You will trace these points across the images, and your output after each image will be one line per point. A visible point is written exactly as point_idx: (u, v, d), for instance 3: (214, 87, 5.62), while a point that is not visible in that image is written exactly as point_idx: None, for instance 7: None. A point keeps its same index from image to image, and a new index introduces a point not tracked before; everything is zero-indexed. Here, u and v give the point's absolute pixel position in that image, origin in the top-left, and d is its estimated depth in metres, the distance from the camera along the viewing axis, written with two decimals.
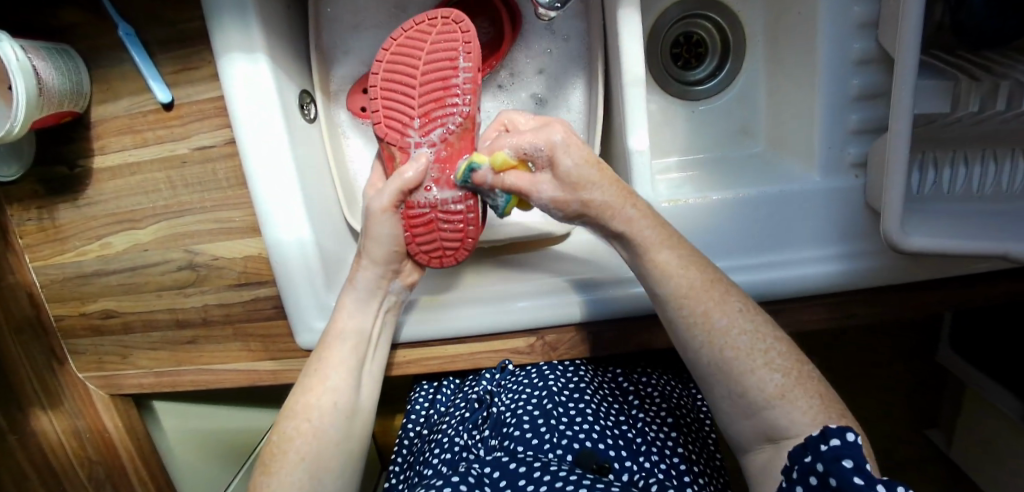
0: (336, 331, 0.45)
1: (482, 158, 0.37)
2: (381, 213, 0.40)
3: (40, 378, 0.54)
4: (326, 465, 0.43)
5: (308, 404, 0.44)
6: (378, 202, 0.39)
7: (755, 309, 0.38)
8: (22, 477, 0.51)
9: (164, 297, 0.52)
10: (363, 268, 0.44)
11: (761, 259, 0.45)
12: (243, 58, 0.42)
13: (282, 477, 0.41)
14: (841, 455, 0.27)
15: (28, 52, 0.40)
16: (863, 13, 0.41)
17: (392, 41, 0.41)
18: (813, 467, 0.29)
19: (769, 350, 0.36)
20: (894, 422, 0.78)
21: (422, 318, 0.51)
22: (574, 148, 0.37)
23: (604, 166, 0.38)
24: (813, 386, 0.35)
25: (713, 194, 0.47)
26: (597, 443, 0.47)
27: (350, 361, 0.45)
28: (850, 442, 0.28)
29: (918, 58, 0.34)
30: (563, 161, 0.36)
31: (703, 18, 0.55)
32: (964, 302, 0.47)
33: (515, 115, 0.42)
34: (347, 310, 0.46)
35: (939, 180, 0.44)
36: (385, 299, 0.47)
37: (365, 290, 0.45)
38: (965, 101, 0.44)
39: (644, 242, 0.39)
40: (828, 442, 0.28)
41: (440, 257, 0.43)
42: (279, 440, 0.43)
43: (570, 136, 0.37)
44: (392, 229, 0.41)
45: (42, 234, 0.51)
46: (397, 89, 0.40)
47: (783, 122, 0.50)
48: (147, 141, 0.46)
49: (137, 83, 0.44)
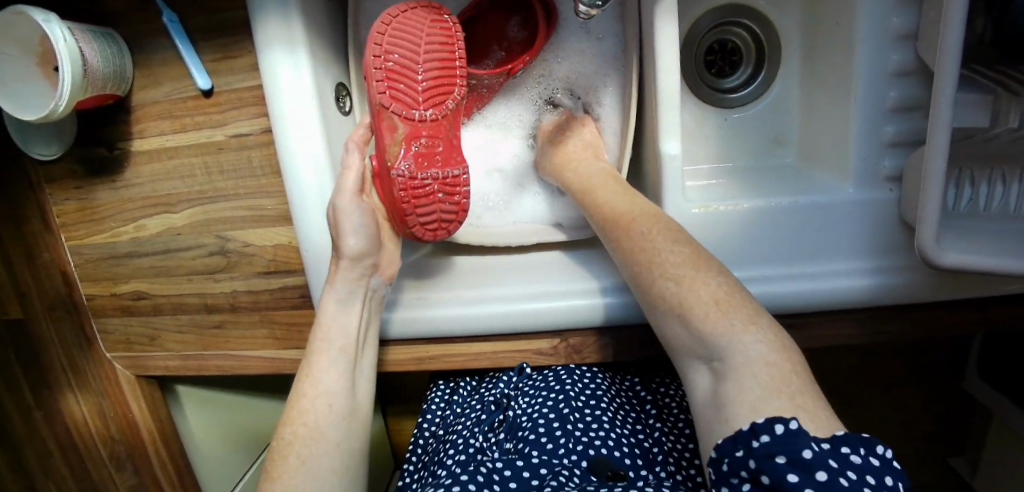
0: (322, 340, 0.45)
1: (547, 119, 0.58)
2: (354, 204, 0.43)
3: (70, 358, 0.55)
4: (325, 468, 0.42)
5: (304, 410, 0.44)
6: (346, 198, 0.42)
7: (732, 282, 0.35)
8: (44, 454, 0.54)
9: (194, 282, 0.53)
10: (341, 269, 0.44)
11: (778, 271, 0.45)
12: (283, 50, 0.42)
13: (285, 481, 0.40)
14: (772, 452, 0.27)
15: (76, 35, 0.41)
16: (903, 23, 0.41)
17: (385, 19, 0.40)
18: (744, 463, 0.28)
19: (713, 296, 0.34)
20: (916, 440, 0.77)
21: (414, 308, 0.51)
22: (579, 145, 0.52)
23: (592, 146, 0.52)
24: (775, 340, 0.32)
25: (744, 201, 0.46)
26: (612, 451, 0.47)
27: (341, 365, 0.45)
28: (783, 435, 0.27)
29: (960, 68, 0.34)
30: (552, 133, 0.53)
31: (738, 25, 0.55)
32: (997, 322, 0.46)
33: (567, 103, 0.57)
34: (328, 314, 0.45)
35: (975, 197, 0.44)
36: (366, 296, 0.47)
37: (345, 290, 0.45)
38: (1005, 117, 0.44)
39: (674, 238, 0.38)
40: (759, 439, 0.27)
41: (431, 230, 0.44)
42: (281, 446, 0.42)
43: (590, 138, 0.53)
44: (365, 219, 0.43)
45: (79, 214, 0.52)
46: (402, 66, 0.40)
47: (818, 133, 0.50)
48: (185, 127, 0.47)
49: (179, 70, 0.45)
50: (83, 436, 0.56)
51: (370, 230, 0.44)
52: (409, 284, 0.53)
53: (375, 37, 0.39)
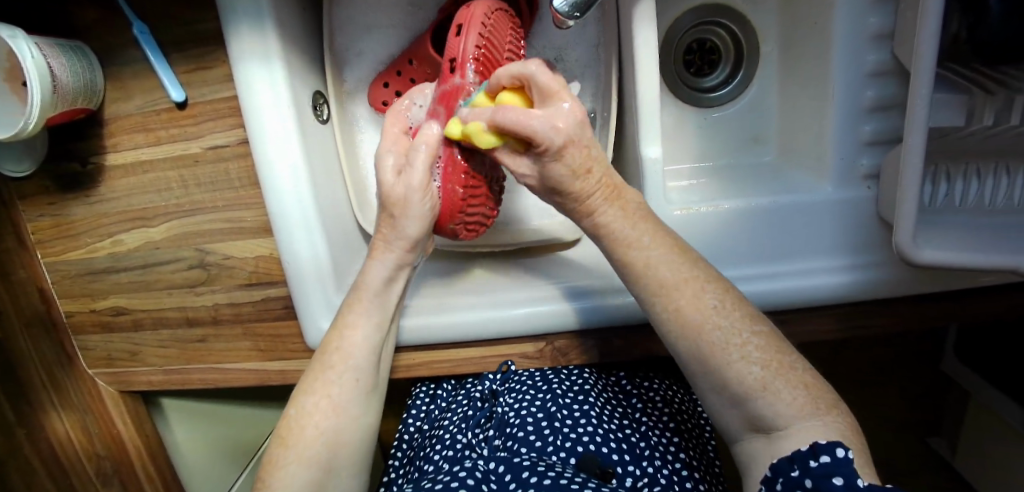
0: (360, 314, 0.45)
1: (478, 128, 0.35)
2: (423, 190, 0.39)
3: (51, 376, 0.54)
4: (342, 440, 0.44)
5: (327, 382, 0.44)
6: (417, 180, 0.39)
7: (733, 304, 0.37)
8: (28, 472, 0.52)
9: (174, 296, 0.52)
10: (389, 251, 0.44)
11: (755, 269, 0.45)
12: (259, 62, 0.42)
13: (299, 450, 0.42)
14: (829, 472, 0.27)
15: (43, 50, 0.40)
16: (878, 24, 0.41)
17: (485, 18, 0.40)
18: (801, 482, 0.29)
19: (746, 342, 0.35)
20: (899, 427, 0.78)
21: (422, 316, 0.51)
22: (573, 151, 0.35)
23: (596, 166, 0.37)
24: (796, 376, 0.35)
25: (723, 202, 0.47)
26: (599, 447, 0.48)
27: (373, 341, 0.45)
28: (840, 459, 0.28)
29: (934, 70, 0.34)
30: (551, 166, 0.35)
31: (717, 25, 0.55)
32: (971, 314, 0.47)
33: (535, 71, 0.35)
34: (372, 290, 0.44)
35: (951, 193, 0.44)
36: (408, 274, 0.46)
37: (392, 266, 0.44)
38: (980, 115, 0.45)
39: (645, 255, 0.38)
40: (818, 458, 0.28)
41: (470, 229, 0.44)
42: (296, 416, 0.43)
43: (571, 135, 0.34)
44: (428, 204, 0.40)
45: (54, 230, 0.51)
46: (490, 64, 0.41)
47: (796, 132, 0.50)
48: (160, 140, 0.46)
49: (152, 83, 0.44)
50: (66, 453, 0.55)
51: (429, 214, 0.41)
52: (424, 293, 0.54)
53: (479, 27, 0.40)
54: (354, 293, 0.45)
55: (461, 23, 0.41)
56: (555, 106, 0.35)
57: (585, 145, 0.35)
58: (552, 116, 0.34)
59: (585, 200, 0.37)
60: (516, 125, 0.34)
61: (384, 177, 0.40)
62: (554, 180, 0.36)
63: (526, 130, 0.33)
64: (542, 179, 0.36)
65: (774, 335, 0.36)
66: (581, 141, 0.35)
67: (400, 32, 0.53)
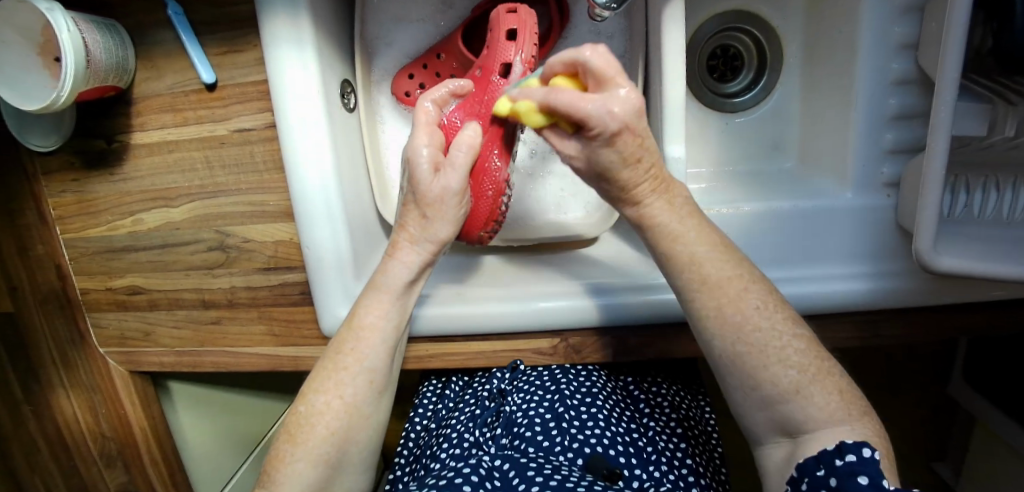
0: (379, 316, 0.43)
1: (528, 106, 0.34)
2: (462, 191, 0.39)
3: (63, 354, 0.55)
4: (353, 438, 0.43)
5: (342, 381, 0.43)
6: (455, 184, 0.38)
7: (777, 322, 0.37)
8: (32, 448, 0.55)
9: (191, 277, 0.52)
10: (409, 252, 0.42)
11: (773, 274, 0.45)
12: (291, 46, 0.42)
13: (308, 446, 0.42)
14: (855, 472, 0.30)
15: (79, 24, 0.40)
16: (904, 33, 0.42)
17: (534, 30, 0.43)
18: (826, 481, 0.31)
19: (786, 345, 0.36)
20: (904, 445, 0.78)
21: (445, 306, 0.51)
22: (625, 139, 0.32)
23: (649, 155, 0.35)
24: (834, 382, 0.35)
25: (746, 205, 0.48)
26: (607, 450, 0.48)
27: (389, 343, 0.44)
28: (866, 458, 0.30)
29: (959, 77, 0.34)
30: (600, 153, 0.33)
31: (740, 32, 0.56)
32: (987, 327, 0.47)
33: (589, 54, 0.32)
34: (392, 289, 0.43)
35: (971, 203, 0.44)
36: (428, 272, 0.44)
37: (412, 273, 0.43)
38: (1001, 127, 0.45)
39: (678, 255, 0.38)
40: (844, 457, 0.31)
41: (492, 236, 0.47)
42: (306, 411, 0.43)
43: (630, 122, 0.32)
44: (463, 207, 0.40)
45: (76, 206, 0.51)
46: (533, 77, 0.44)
47: (817, 139, 0.51)
48: (187, 121, 0.46)
49: (183, 63, 0.45)
50: (71, 431, 0.56)
51: (461, 216, 0.41)
52: (443, 285, 0.54)
53: (534, 37, 0.43)
54: (372, 294, 0.43)
55: (512, 28, 0.43)
56: (613, 91, 0.32)
57: (640, 134, 0.33)
58: (608, 98, 0.31)
59: (629, 187, 0.36)
60: (568, 109, 0.31)
61: (421, 175, 0.38)
62: (602, 165, 0.35)
63: (576, 116, 0.31)
64: (590, 163, 0.35)
65: (814, 339, 0.37)
66: (638, 128, 0.32)
67: (432, 29, 0.54)
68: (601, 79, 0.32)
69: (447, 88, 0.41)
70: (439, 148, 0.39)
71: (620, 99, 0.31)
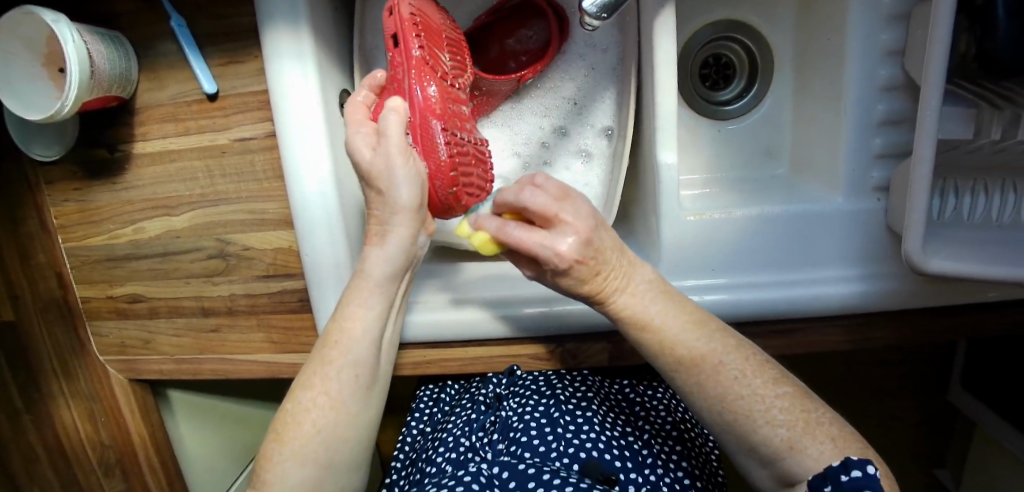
0: (359, 306, 0.43)
1: (483, 239, 0.34)
2: (404, 152, 0.38)
3: (62, 363, 0.55)
4: (342, 436, 0.44)
5: (326, 377, 0.43)
6: (395, 142, 0.38)
7: (750, 366, 0.36)
8: (31, 455, 0.54)
9: (192, 285, 0.53)
10: (386, 236, 0.41)
11: (763, 277, 0.46)
12: (293, 57, 0.43)
13: (295, 447, 0.42)
14: (860, 486, 0.29)
15: (83, 36, 0.41)
16: (890, 40, 0.43)
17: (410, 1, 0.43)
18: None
19: (769, 407, 0.35)
20: (903, 450, 0.79)
21: (435, 310, 0.51)
22: (580, 269, 0.33)
23: (610, 271, 0.35)
24: (824, 431, 0.35)
25: (737, 210, 0.47)
26: (604, 454, 0.47)
27: (373, 332, 0.44)
28: (870, 474, 0.30)
29: (943, 85, 0.35)
30: (559, 280, 0.34)
31: (732, 41, 0.57)
32: (978, 329, 0.48)
33: (532, 193, 0.32)
34: (371, 276, 0.42)
35: (959, 206, 0.45)
36: (413, 255, 0.43)
37: (398, 250, 0.41)
38: (987, 130, 0.46)
39: (647, 314, 0.37)
40: (849, 473, 0.30)
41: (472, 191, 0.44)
42: (293, 410, 0.43)
43: (580, 255, 0.32)
44: (415, 168, 0.39)
45: (78, 215, 0.52)
46: (430, 36, 0.44)
47: (806, 146, 0.52)
48: (188, 130, 0.47)
49: (184, 73, 0.46)
50: (71, 440, 0.56)
51: (418, 177, 0.39)
52: (428, 287, 0.53)
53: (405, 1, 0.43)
54: (356, 284, 0.43)
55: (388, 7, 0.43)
56: (558, 229, 0.32)
57: (596, 259, 0.33)
58: (557, 238, 0.32)
59: (598, 295, 0.36)
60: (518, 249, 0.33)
61: (360, 155, 0.38)
62: (564, 286, 0.35)
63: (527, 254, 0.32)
64: (554, 285, 0.36)
65: (799, 394, 0.36)
66: (590, 259, 0.33)
67: None
68: (549, 218, 0.32)
69: (363, 87, 0.44)
70: (370, 131, 0.40)
71: (576, 245, 0.32)
